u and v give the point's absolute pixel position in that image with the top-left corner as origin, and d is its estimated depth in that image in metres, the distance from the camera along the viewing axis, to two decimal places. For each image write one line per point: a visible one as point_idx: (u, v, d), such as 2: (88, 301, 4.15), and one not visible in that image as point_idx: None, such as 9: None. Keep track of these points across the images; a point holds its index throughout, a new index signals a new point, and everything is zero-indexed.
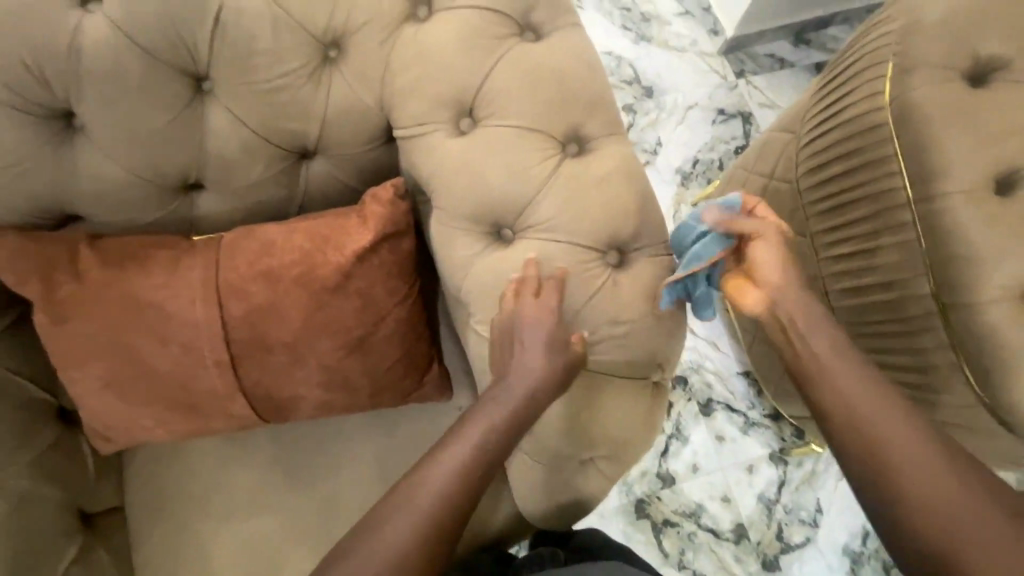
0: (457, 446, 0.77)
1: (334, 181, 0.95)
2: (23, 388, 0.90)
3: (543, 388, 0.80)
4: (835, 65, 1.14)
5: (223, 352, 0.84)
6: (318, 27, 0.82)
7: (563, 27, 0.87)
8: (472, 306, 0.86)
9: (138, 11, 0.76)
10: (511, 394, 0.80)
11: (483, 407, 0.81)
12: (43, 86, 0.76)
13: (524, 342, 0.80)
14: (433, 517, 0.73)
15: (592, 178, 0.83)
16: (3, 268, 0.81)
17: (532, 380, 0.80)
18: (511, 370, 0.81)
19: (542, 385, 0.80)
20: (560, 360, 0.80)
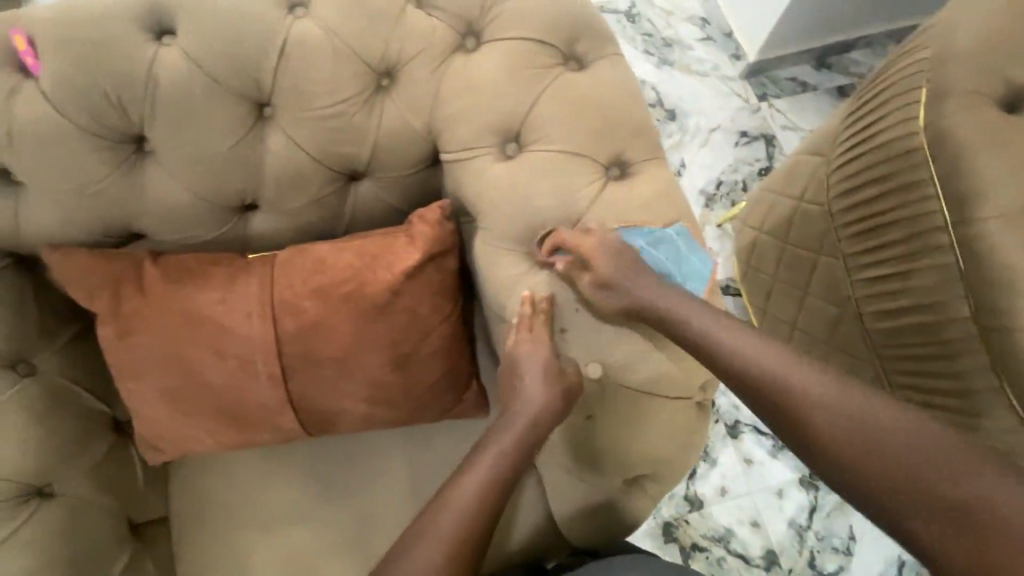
0: (482, 464, 0.81)
1: (381, 202, 0.98)
2: (83, 398, 0.92)
3: (550, 413, 0.83)
4: (867, 90, 1.15)
5: (275, 365, 0.87)
6: (374, 58, 0.86)
7: (606, 57, 0.91)
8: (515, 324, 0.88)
9: (211, 45, 0.81)
10: (531, 415, 0.83)
11: (515, 427, 0.83)
12: (120, 113, 0.81)
13: (536, 368, 0.84)
14: (468, 542, 0.77)
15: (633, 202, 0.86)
16: (73, 283, 0.86)
17: (546, 404, 0.82)
18: (542, 390, 0.83)
19: (550, 410, 0.83)
20: (564, 387, 0.83)
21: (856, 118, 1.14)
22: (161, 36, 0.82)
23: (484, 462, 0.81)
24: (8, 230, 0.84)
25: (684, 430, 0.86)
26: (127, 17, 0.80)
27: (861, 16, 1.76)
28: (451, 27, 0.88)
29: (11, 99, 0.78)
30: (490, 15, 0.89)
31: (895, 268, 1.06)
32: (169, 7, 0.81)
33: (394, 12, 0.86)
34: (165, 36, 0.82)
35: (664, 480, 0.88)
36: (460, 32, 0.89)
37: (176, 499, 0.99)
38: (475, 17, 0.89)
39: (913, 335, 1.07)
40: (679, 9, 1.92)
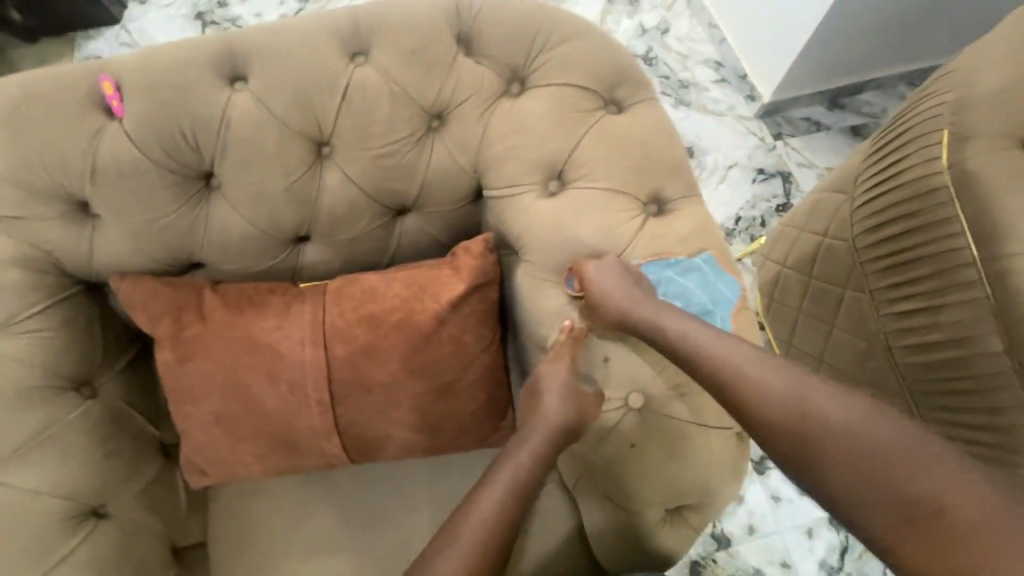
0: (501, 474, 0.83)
1: (425, 235, 1.02)
2: (137, 421, 0.95)
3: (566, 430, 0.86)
4: (887, 131, 1.20)
5: (325, 391, 0.90)
6: (427, 101, 0.93)
7: (643, 101, 0.96)
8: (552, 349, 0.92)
9: (280, 91, 0.89)
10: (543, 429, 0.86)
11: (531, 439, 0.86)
12: (194, 151, 0.88)
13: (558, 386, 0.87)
14: (494, 555, 0.78)
15: (670, 238, 0.90)
16: (137, 309, 0.90)
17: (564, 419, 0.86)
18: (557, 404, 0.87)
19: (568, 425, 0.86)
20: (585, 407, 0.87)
21: (877, 158, 1.19)
22: (234, 81, 0.90)
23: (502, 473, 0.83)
24: (81, 258, 0.89)
25: (726, 462, 0.86)
26: (207, 66, 0.88)
27: (874, 60, 1.83)
28: (499, 75, 0.95)
29: (98, 139, 0.85)
30: (536, 64, 0.95)
31: (924, 303, 1.08)
32: (243, 57, 0.90)
33: (447, 60, 0.93)
34: (237, 82, 0.90)
35: (705, 511, 0.88)
36: (506, 78, 0.96)
37: (216, 524, 1.01)
38: (521, 64, 0.96)
39: (947, 370, 1.07)
40: (695, 53, 1.98)
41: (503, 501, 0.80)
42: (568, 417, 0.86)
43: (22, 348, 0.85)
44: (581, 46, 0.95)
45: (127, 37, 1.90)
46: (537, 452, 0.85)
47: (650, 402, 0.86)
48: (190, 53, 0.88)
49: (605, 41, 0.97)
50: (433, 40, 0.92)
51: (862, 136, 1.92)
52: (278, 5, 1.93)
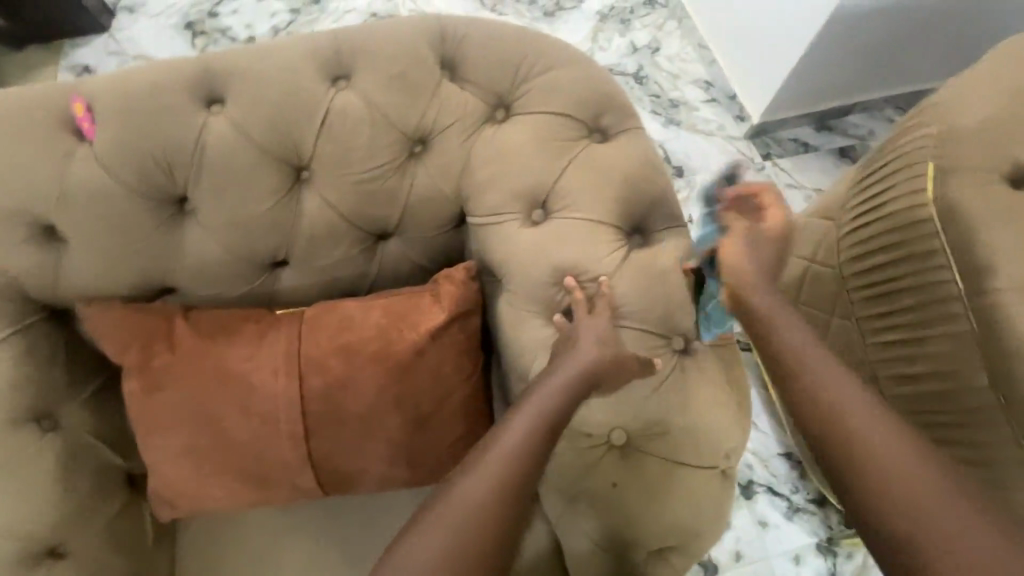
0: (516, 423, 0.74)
1: (408, 261, 1.00)
2: (103, 452, 0.91)
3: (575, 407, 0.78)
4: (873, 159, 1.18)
5: (298, 425, 0.87)
6: (409, 127, 0.91)
7: (628, 130, 0.96)
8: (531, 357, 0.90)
9: (257, 114, 0.86)
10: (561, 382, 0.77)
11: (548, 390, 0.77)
12: (167, 175, 0.85)
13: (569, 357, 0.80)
14: (505, 516, 0.68)
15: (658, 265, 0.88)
16: (105, 337, 0.87)
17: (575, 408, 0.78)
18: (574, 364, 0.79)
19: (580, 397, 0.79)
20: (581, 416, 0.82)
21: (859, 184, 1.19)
22: (210, 104, 0.88)
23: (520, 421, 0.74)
24: (47, 284, 0.86)
25: (712, 498, 0.84)
26: (182, 89, 0.86)
27: (861, 83, 1.85)
28: (483, 101, 0.94)
29: (67, 162, 0.82)
30: (521, 91, 0.94)
31: (911, 333, 1.07)
32: (221, 79, 0.88)
33: (430, 85, 0.91)
34: (214, 105, 0.88)
35: (691, 550, 0.86)
36: (491, 104, 0.95)
37: (185, 559, 0.96)
38: (506, 91, 0.94)
39: (935, 401, 1.06)
40: (685, 72, 1.99)
41: (516, 459, 0.71)
42: (571, 399, 0.77)
43: None
44: (566, 74, 0.94)
45: (115, 46, 1.87)
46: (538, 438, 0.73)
47: (632, 440, 0.85)
48: (165, 75, 0.86)
49: (590, 69, 0.96)
50: (416, 66, 0.91)
51: (850, 158, 1.93)
52: (269, 16, 1.91)
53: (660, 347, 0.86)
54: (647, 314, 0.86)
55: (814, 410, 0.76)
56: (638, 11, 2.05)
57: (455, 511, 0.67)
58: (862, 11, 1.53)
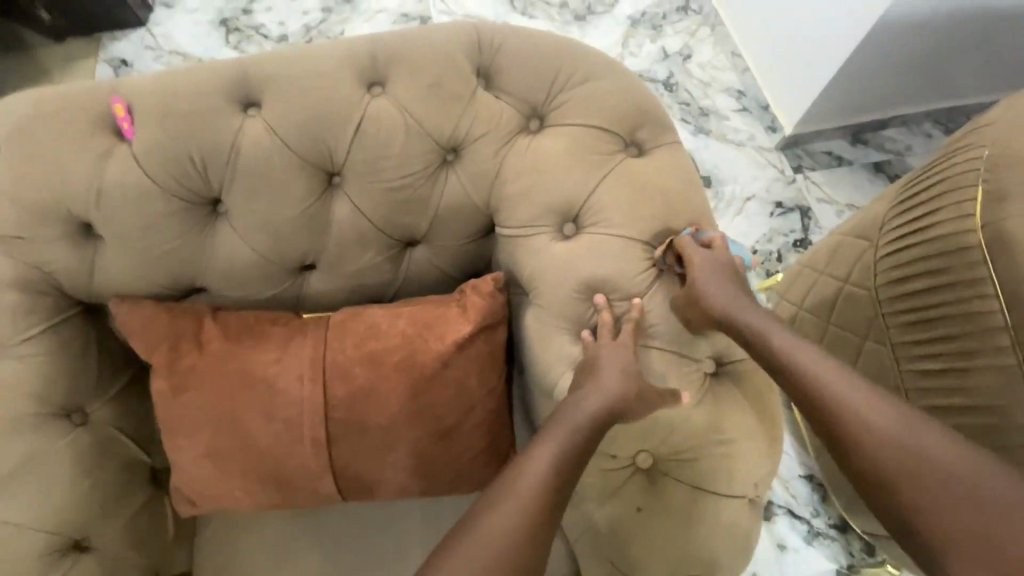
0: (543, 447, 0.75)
1: (433, 269, 1.00)
2: (127, 448, 0.92)
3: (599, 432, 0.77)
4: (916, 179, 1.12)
5: (320, 431, 0.87)
6: (443, 135, 0.90)
7: (665, 146, 0.94)
8: (554, 373, 0.89)
9: (292, 119, 0.86)
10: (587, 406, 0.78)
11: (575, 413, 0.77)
12: (202, 178, 0.86)
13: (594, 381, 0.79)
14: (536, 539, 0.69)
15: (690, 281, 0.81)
16: (136, 336, 0.88)
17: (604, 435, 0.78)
18: (601, 388, 0.78)
19: (607, 420, 0.77)
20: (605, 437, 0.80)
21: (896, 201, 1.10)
22: (247, 107, 0.88)
23: (549, 445, 0.75)
24: (82, 282, 0.87)
25: (738, 529, 0.82)
26: (221, 92, 0.86)
27: (900, 96, 1.79)
28: (518, 111, 0.93)
29: (105, 161, 0.83)
30: (556, 102, 0.93)
31: (947, 363, 1.01)
32: (258, 83, 0.88)
33: (466, 95, 0.90)
34: (251, 108, 0.88)
35: None
36: (526, 114, 0.93)
37: (203, 556, 0.97)
38: (540, 101, 0.93)
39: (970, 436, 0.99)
40: (716, 81, 1.94)
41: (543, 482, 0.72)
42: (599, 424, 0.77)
43: (14, 375, 0.82)
44: (605, 86, 0.93)
45: (151, 40, 1.91)
46: (570, 459, 0.74)
47: (658, 462, 0.84)
48: (205, 78, 0.87)
49: (629, 82, 0.94)
50: (453, 74, 0.90)
51: (885, 173, 1.87)
52: (301, 15, 1.94)
53: (690, 369, 0.84)
54: (679, 336, 0.85)
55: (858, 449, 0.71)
56: (670, 17, 2.02)
57: (487, 533, 0.67)
58: (906, 21, 1.48)
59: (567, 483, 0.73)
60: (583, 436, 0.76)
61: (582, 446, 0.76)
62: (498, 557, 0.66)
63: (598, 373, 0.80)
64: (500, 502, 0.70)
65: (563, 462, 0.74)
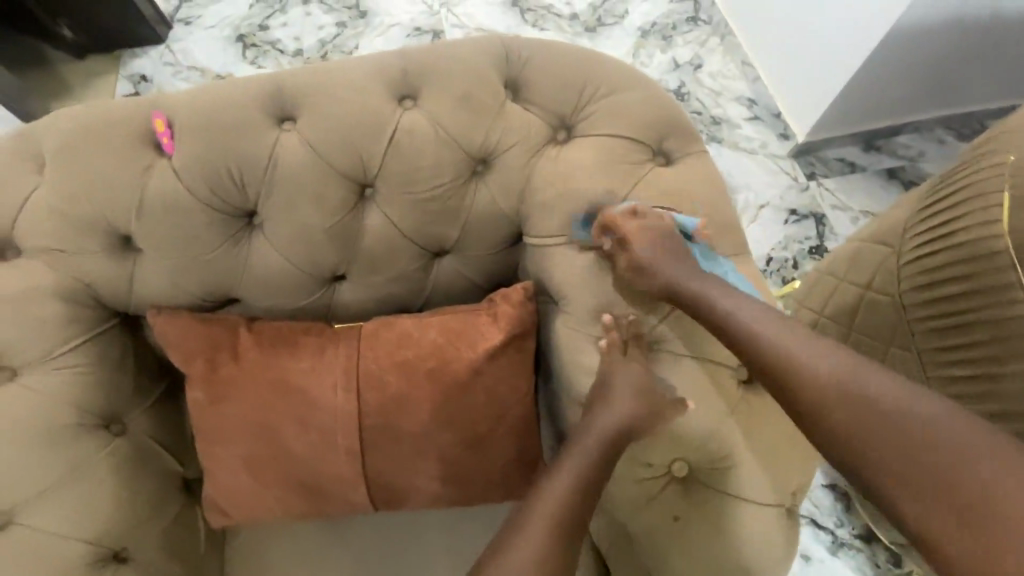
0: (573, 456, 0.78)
1: (462, 278, 1.01)
2: (163, 459, 0.93)
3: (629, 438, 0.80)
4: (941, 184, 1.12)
5: (355, 440, 0.88)
6: (474, 146, 0.91)
7: (692, 155, 0.95)
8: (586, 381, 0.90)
9: (327, 132, 0.88)
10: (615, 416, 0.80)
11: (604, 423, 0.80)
12: (239, 191, 0.87)
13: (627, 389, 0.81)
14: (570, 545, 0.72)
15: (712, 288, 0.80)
16: (172, 346, 0.89)
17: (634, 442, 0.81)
18: (634, 397, 0.80)
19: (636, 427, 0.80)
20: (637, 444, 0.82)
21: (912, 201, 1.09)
22: (282, 121, 0.90)
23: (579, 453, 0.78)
24: (121, 294, 0.89)
25: (775, 537, 0.82)
26: (258, 107, 0.88)
27: (912, 103, 1.80)
28: (547, 122, 0.94)
29: (146, 175, 0.84)
30: (584, 113, 0.94)
31: (975, 369, 1.00)
32: (293, 98, 0.90)
33: (496, 106, 0.92)
34: (286, 122, 0.90)
35: None
36: (554, 125, 0.95)
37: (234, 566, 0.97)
38: (569, 112, 0.94)
39: None
40: (728, 89, 1.95)
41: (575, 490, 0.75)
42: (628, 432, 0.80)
43: (56, 386, 0.84)
44: (632, 96, 0.94)
45: (170, 57, 1.95)
46: None
47: (695, 471, 0.83)
48: (241, 93, 0.89)
49: (655, 92, 0.95)
50: (483, 86, 0.92)
51: (899, 179, 1.87)
52: (316, 30, 1.98)
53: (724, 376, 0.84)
54: (710, 342, 0.85)
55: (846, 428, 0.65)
56: (680, 27, 2.03)
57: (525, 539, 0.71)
58: (920, 28, 1.49)
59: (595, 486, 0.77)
60: (612, 440, 0.79)
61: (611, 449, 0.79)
62: (536, 560, 0.69)
63: (629, 382, 0.82)
64: (534, 504, 0.74)
65: (594, 468, 0.77)
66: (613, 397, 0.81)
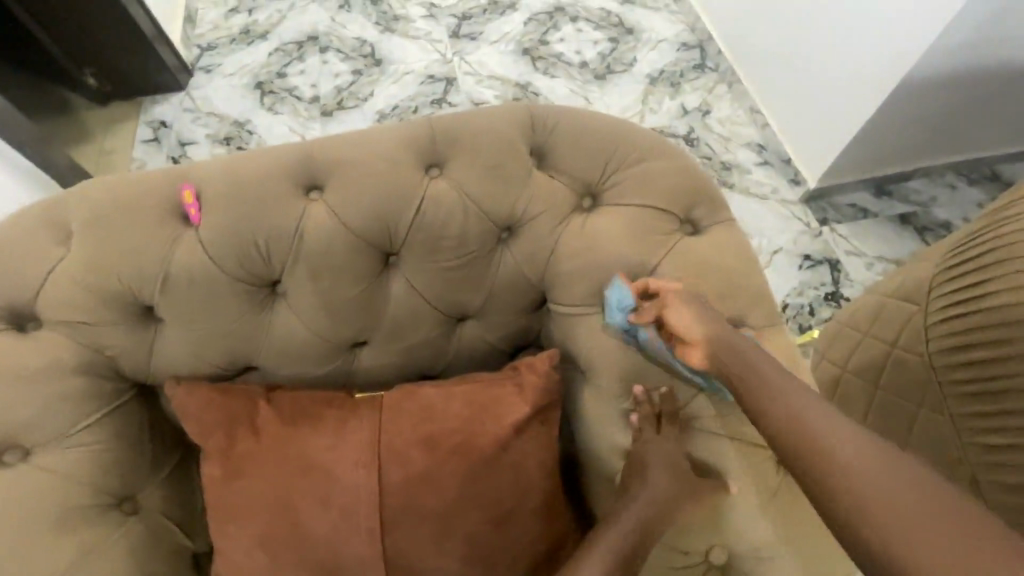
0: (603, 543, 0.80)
1: (485, 343, 0.99)
2: (174, 534, 0.89)
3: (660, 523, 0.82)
4: (969, 235, 0.99)
5: (376, 519, 0.84)
6: (501, 215, 0.91)
7: (720, 224, 0.94)
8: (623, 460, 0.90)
9: (354, 202, 0.88)
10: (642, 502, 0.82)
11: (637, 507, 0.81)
12: (264, 262, 0.86)
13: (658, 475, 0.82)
14: None
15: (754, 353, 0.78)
16: (190, 420, 0.87)
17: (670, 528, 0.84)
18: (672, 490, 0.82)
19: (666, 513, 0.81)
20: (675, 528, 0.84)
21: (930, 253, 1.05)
22: (309, 191, 0.90)
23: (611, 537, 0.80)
24: (140, 364, 0.87)
25: None
26: (286, 177, 0.88)
27: (921, 149, 1.79)
28: (573, 190, 0.94)
29: (173, 247, 0.84)
30: (610, 182, 0.94)
31: (1016, 440, 0.86)
32: (321, 167, 0.90)
33: (523, 176, 0.91)
34: (312, 191, 0.90)
35: None
36: (580, 192, 0.94)
37: None
38: (595, 180, 0.94)
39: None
40: (736, 135, 1.96)
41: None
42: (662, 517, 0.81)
43: (72, 462, 0.82)
44: (658, 166, 0.94)
45: (191, 103, 1.99)
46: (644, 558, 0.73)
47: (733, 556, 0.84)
48: (270, 163, 0.89)
49: (680, 161, 0.95)
50: (510, 156, 0.92)
51: (911, 225, 1.84)
52: (334, 77, 2.02)
53: (760, 456, 0.83)
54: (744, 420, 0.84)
55: (814, 466, 0.65)
56: (688, 74, 2.06)
57: None
58: (933, 79, 1.50)
59: (626, 562, 0.80)
60: (645, 519, 0.81)
61: (643, 526, 0.81)
62: None
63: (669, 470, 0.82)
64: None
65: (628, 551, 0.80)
66: (647, 477, 0.82)
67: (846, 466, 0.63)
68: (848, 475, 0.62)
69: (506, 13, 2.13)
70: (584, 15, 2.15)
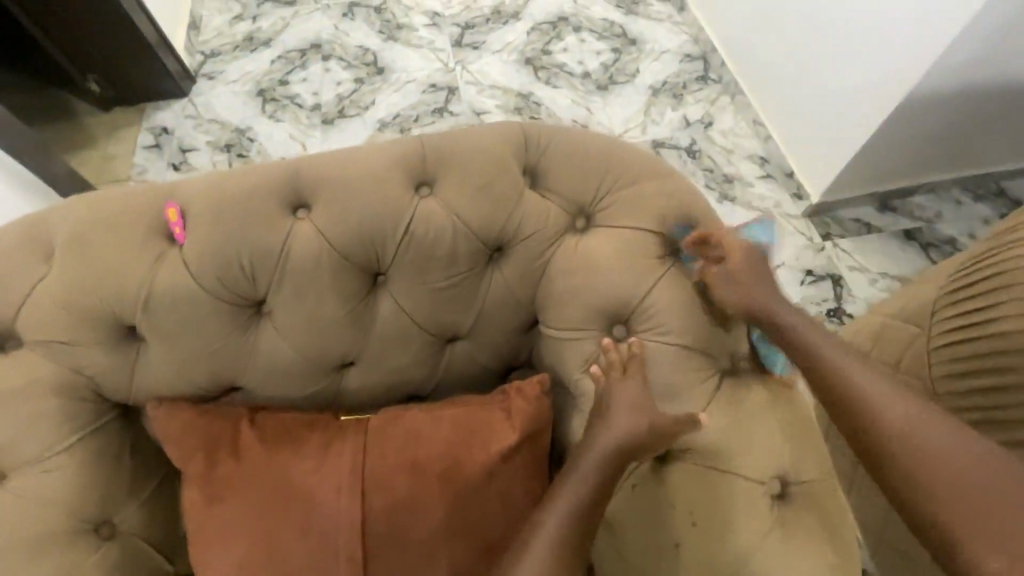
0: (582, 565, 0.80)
1: (475, 365, 0.97)
2: (155, 558, 0.88)
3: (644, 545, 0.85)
4: (973, 256, 0.94)
5: (357, 548, 0.82)
6: (491, 236, 0.89)
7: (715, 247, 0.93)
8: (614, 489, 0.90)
9: (343, 221, 0.86)
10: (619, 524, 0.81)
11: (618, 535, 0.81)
12: (249, 281, 0.85)
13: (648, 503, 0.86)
14: None
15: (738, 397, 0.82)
16: (172, 442, 0.85)
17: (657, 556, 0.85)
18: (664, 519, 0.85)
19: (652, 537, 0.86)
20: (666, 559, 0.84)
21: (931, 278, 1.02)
22: (297, 209, 0.88)
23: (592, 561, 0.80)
24: (122, 384, 0.86)
25: None
26: (275, 195, 0.87)
27: (925, 165, 1.76)
28: (566, 210, 0.92)
29: (157, 266, 0.83)
30: (604, 202, 0.92)
31: None
32: (310, 185, 0.88)
33: (515, 196, 0.90)
34: (300, 210, 0.88)
35: None
36: (573, 212, 0.92)
37: None
38: (589, 201, 0.92)
39: None
40: (738, 147, 1.94)
41: None
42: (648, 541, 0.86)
43: (53, 484, 0.81)
44: (653, 187, 0.92)
45: (192, 110, 1.99)
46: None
47: None
48: (259, 180, 0.87)
49: (676, 182, 0.94)
50: (502, 175, 0.90)
51: (916, 241, 1.81)
52: (335, 85, 2.02)
53: (751, 488, 0.83)
54: (732, 451, 0.84)
55: (887, 446, 0.74)
56: (690, 86, 2.04)
57: None
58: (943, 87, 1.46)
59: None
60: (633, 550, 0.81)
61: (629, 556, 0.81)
62: None
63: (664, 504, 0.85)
64: None
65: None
66: None
67: (910, 448, 0.73)
68: (915, 453, 0.72)
69: (509, 23, 2.12)
70: (587, 25, 2.14)
